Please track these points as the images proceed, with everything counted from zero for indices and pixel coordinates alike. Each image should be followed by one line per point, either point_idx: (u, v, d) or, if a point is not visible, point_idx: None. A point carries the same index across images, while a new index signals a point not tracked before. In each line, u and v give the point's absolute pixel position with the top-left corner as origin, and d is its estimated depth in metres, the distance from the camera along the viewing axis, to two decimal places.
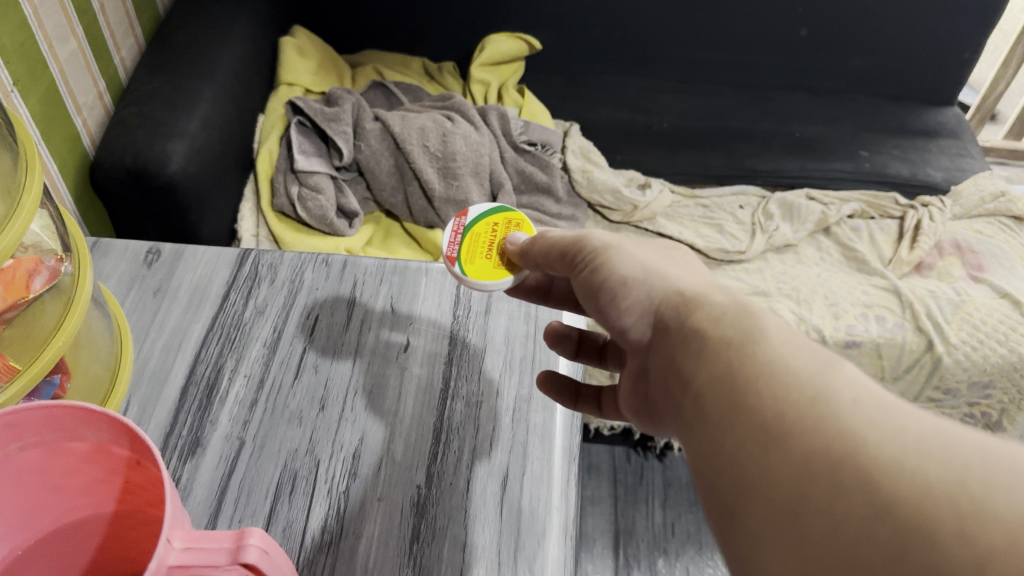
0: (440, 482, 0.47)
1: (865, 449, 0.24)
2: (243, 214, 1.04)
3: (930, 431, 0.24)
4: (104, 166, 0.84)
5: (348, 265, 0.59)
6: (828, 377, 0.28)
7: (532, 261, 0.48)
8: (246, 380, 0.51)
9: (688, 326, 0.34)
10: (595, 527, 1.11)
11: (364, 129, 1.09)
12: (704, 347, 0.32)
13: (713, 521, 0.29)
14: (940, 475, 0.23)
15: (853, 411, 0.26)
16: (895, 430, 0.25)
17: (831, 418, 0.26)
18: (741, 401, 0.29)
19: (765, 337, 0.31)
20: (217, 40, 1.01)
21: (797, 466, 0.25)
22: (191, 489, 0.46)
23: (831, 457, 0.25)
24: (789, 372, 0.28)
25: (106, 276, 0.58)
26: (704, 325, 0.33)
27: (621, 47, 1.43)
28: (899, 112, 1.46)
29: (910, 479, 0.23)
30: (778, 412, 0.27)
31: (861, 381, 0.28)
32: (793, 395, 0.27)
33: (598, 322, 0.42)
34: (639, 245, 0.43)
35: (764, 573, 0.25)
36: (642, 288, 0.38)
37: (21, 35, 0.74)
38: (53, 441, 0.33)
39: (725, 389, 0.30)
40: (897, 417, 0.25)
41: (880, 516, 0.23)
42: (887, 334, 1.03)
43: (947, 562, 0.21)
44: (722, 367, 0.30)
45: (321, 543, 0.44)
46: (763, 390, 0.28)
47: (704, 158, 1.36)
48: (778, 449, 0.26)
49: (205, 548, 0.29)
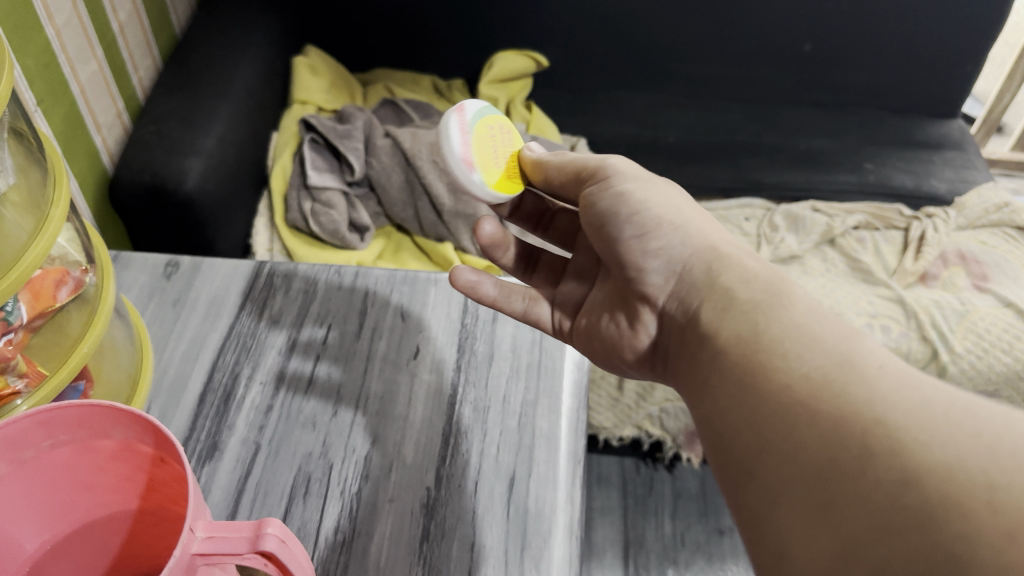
0: (449, 484, 0.48)
1: (889, 419, 0.29)
2: (257, 230, 1.07)
3: (956, 406, 0.29)
4: (123, 183, 0.87)
5: (360, 276, 0.61)
6: (848, 348, 0.34)
7: (545, 180, 0.55)
8: (262, 387, 0.53)
9: (720, 285, 0.42)
10: (605, 538, 1.11)
11: (375, 145, 1.11)
12: (736, 309, 0.40)
13: (733, 480, 0.35)
14: (968, 450, 0.27)
15: (878, 377, 0.32)
16: (921, 404, 0.30)
17: (860, 383, 0.31)
18: (770, 364, 0.35)
19: (791, 304, 0.38)
20: (232, 61, 1.04)
21: (828, 421, 0.31)
22: (210, 489, 0.47)
23: (859, 421, 0.30)
24: (813, 340, 0.35)
25: (126, 288, 0.60)
26: (732, 294, 0.41)
27: (627, 63, 1.45)
28: (903, 126, 1.47)
29: (941, 448, 0.27)
30: (803, 377, 0.33)
31: (878, 352, 0.34)
32: (818, 359, 0.34)
33: (603, 239, 0.51)
34: (663, 192, 0.50)
35: (779, 531, 0.31)
36: (674, 237, 0.47)
37: (44, 57, 0.77)
38: (83, 440, 0.34)
39: (749, 352, 0.37)
40: (912, 384, 0.31)
41: (910, 482, 0.27)
42: (892, 343, 1.04)
43: (977, 530, 0.24)
44: (747, 328, 0.38)
45: (335, 542, 0.45)
46: (790, 352, 0.35)
47: (710, 171, 1.37)
48: (805, 407, 0.32)
49: (225, 538, 0.30)
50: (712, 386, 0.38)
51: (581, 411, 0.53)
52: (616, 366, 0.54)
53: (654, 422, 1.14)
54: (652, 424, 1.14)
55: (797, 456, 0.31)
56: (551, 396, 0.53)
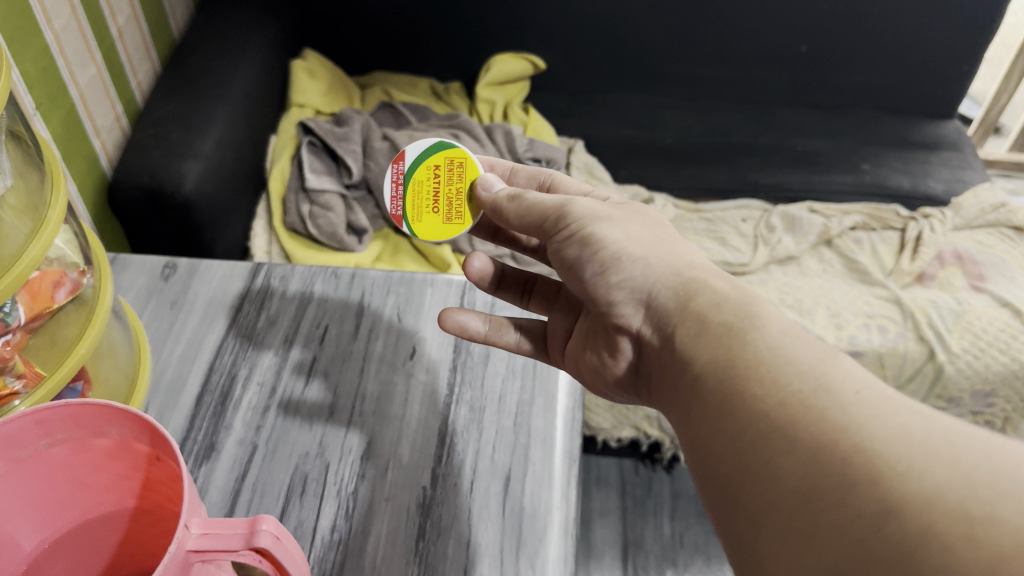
0: (445, 483, 0.48)
1: (868, 446, 0.29)
2: (255, 232, 1.07)
3: (934, 432, 0.29)
4: (122, 186, 0.87)
5: (357, 277, 0.61)
6: (825, 369, 0.34)
7: (507, 222, 0.53)
8: (259, 387, 0.53)
9: (691, 309, 0.41)
10: (604, 539, 1.12)
11: (373, 148, 1.12)
12: (709, 332, 0.39)
13: (716, 501, 0.35)
14: (947, 479, 0.27)
15: (854, 406, 0.31)
16: (900, 431, 0.29)
17: (834, 409, 0.31)
18: (746, 388, 0.35)
19: (763, 328, 0.37)
20: (230, 64, 1.04)
21: (804, 455, 0.30)
22: (207, 490, 0.47)
23: (838, 451, 0.29)
24: (788, 361, 0.35)
25: (123, 290, 0.60)
26: (704, 315, 0.40)
27: (624, 65, 1.46)
28: (900, 126, 1.48)
29: (919, 478, 0.27)
30: (780, 401, 0.33)
31: (856, 373, 0.34)
32: (794, 384, 0.33)
33: (572, 281, 0.48)
34: (624, 219, 0.48)
35: (764, 557, 0.31)
36: (633, 269, 0.44)
37: (43, 61, 0.77)
38: (79, 438, 0.35)
39: (724, 375, 0.36)
40: (888, 411, 0.31)
41: (889, 516, 0.27)
42: (889, 344, 1.04)
43: (958, 564, 0.24)
44: (721, 353, 0.37)
45: (331, 542, 0.45)
46: (766, 378, 0.34)
47: (708, 173, 1.37)
48: (782, 439, 0.32)
49: (221, 534, 0.30)
50: (694, 412, 0.37)
51: (577, 410, 0.53)
52: (606, 392, 0.53)
53: (652, 423, 1.15)
54: (651, 425, 1.16)
55: (781, 477, 0.31)
56: (546, 395, 0.53)
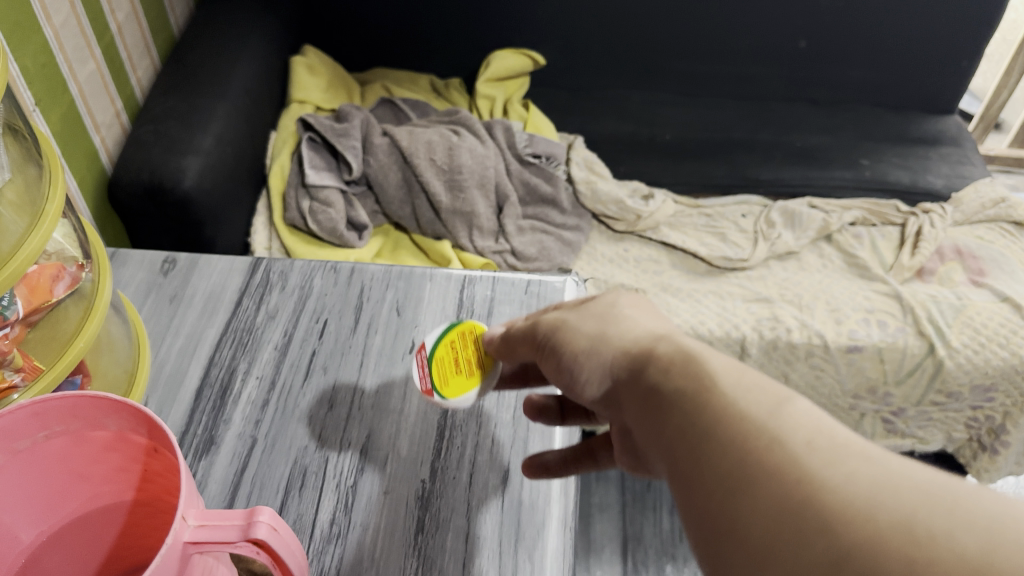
0: (444, 476, 0.48)
1: (817, 491, 0.23)
2: (255, 228, 1.07)
3: (885, 472, 0.23)
4: (122, 182, 0.87)
5: (356, 272, 0.61)
6: (777, 415, 0.26)
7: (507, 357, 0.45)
8: (258, 381, 0.53)
9: (642, 384, 0.33)
10: (604, 533, 1.12)
11: (373, 144, 1.12)
12: (664, 403, 0.30)
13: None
14: (889, 519, 0.21)
15: (805, 457, 0.24)
16: (847, 473, 0.23)
17: (785, 459, 0.24)
18: (700, 451, 0.27)
19: (717, 387, 0.29)
20: (229, 61, 1.04)
21: (765, 517, 0.23)
22: (206, 483, 0.48)
23: (790, 505, 0.23)
24: (737, 411, 0.27)
25: (123, 285, 0.60)
26: (656, 383, 0.32)
27: (622, 60, 1.46)
28: (899, 122, 1.47)
29: (863, 522, 0.21)
30: (732, 457, 0.26)
31: (814, 414, 0.26)
32: (745, 437, 0.26)
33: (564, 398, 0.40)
34: (588, 306, 0.41)
35: None
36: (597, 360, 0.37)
37: (43, 57, 0.77)
38: (77, 430, 0.35)
39: (680, 446, 0.28)
40: (844, 452, 0.24)
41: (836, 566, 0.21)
42: (888, 338, 1.04)
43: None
44: (677, 417, 0.29)
45: (330, 534, 0.45)
46: (718, 437, 0.27)
47: (707, 168, 1.37)
48: (737, 504, 0.24)
49: (217, 526, 0.30)
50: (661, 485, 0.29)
51: None
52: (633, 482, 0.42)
53: None
54: None
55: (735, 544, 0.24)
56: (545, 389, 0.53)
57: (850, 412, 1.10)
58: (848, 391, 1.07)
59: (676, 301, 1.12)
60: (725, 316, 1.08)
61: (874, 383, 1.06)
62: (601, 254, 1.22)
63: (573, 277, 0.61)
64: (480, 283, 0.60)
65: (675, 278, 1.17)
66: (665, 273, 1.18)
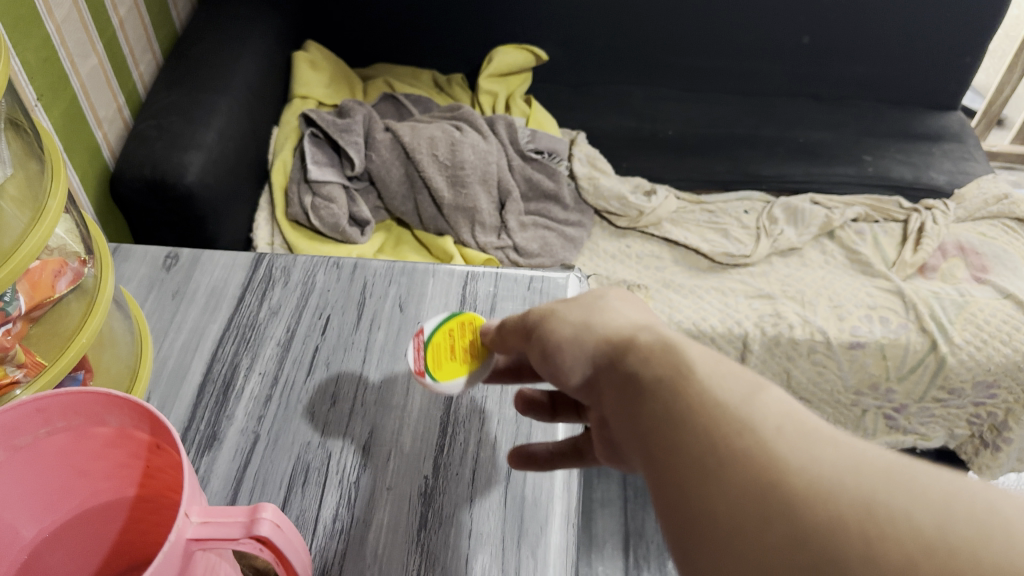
0: (446, 473, 0.48)
1: (782, 479, 0.22)
2: (259, 223, 1.07)
3: (850, 456, 0.22)
4: (125, 178, 0.87)
5: (359, 268, 0.61)
6: (748, 404, 0.25)
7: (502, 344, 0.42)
8: (261, 377, 0.54)
9: (619, 372, 0.31)
10: (606, 528, 1.13)
11: (375, 139, 1.12)
12: (641, 391, 0.29)
13: None
14: (848, 501, 0.21)
15: (773, 442, 0.23)
16: (811, 457, 0.22)
17: (752, 448, 0.23)
18: (671, 441, 0.26)
19: (693, 374, 0.28)
20: (231, 55, 1.04)
21: (733, 504, 0.23)
22: (209, 479, 0.48)
23: (755, 491, 0.22)
24: (708, 400, 0.26)
25: (126, 280, 0.60)
26: (634, 371, 0.30)
27: (625, 56, 1.46)
28: (902, 118, 1.47)
29: (824, 505, 0.21)
30: (700, 446, 0.25)
31: (787, 403, 0.25)
32: (715, 425, 0.25)
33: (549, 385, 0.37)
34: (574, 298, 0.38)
35: None
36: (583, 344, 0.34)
37: (45, 51, 0.77)
38: (80, 426, 0.35)
39: (651, 437, 0.27)
40: (813, 440, 0.23)
41: (799, 546, 0.21)
42: (891, 334, 1.04)
43: None
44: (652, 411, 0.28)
45: (333, 531, 0.45)
46: (688, 429, 0.26)
47: (710, 164, 1.37)
48: (706, 488, 0.24)
49: (221, 522, 0.30)
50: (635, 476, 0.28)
51: None
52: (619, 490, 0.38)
53: None
54: None
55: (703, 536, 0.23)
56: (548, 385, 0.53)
57: (852, 408, 1.11)
58: (850, 387, 1.07)
59: (678, 297, 1.12)
60: (727, 313, 1.08)
61: (876, 379, 1.06)
62: (603, 250, 1.22)
63: (576, 273, 0.61)
64: (482, 279, 0.60)
65: (677, 274, 1.17)
66: (668, 269, 1.18)
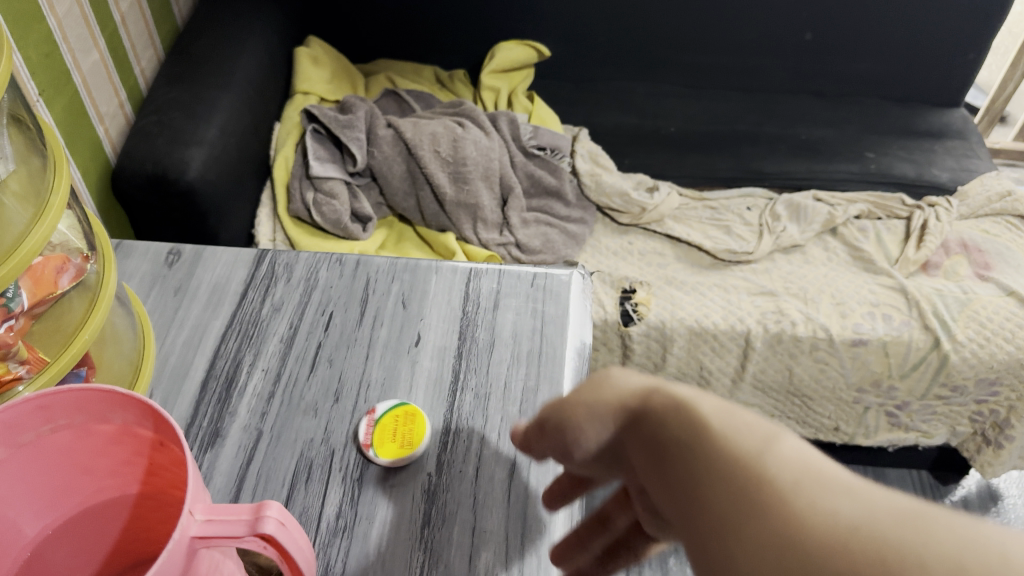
0: (450, 470, 0.48)
1: (801, 538, 0.19)
2: (260, 219, 1.07)
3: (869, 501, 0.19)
4: (126, 174, 0.87)
5: (362, 264, 0.61)
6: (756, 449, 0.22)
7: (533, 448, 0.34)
8: (264, 373, 0.53)
9: (635, 431, 0.27)
10: None
11: (376, 135, 1.11)
12: (658, 451, 0.25)
13: None
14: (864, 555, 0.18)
15: (788, 498, 0.20)
16: (827, 509, 0.20)
17: (765, 502, 0.21)
18: (689, 500, 0.23)
19: (704, 423, 0.24)
20: (233, 51, 1.04)
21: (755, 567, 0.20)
22: (212, 475, 0.48)
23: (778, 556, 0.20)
24: (717, 449, 0.23)
25: (128, 276, 0.60)
26: (650, 431, 0.26)
27: (628, 52, 1.46)
28: (905, 115, 1.47)
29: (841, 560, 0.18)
30: (716, 502, 0.22)
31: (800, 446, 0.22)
32: (726, 479, 0.22)
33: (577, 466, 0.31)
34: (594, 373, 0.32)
35: None
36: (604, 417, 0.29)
37: (46, 47, 0.77)
38: (82, 423, 0.35)
39: (672, 496, 0.24)
40: (826, 484, 0.20)
41: None
42: (893, 332, 1.03)
43: None
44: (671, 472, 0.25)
45: (337, 527, 0.45)
46: (703, 487, 0.23)
47: (712, 161, 1.36)
48: (727, 553, 0.21)
49: (225, 520, 0.30)
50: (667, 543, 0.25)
51: None
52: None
53: None
54: None
55: None
56: (552, 381, 0.53)
57: (853, 406, 1.10)
58: (852, 384, 1.07)
59: (680, 294, 1.11)
60: (730, 310, 1.08)
61: (878, 377, 1.06)
62: (605, 246, 1.22)
63: (579, 270, 0.61)
64: (485, 276, 0.60)
65: (679, 271, 1.16)
66: (670, 266, 1.18)
